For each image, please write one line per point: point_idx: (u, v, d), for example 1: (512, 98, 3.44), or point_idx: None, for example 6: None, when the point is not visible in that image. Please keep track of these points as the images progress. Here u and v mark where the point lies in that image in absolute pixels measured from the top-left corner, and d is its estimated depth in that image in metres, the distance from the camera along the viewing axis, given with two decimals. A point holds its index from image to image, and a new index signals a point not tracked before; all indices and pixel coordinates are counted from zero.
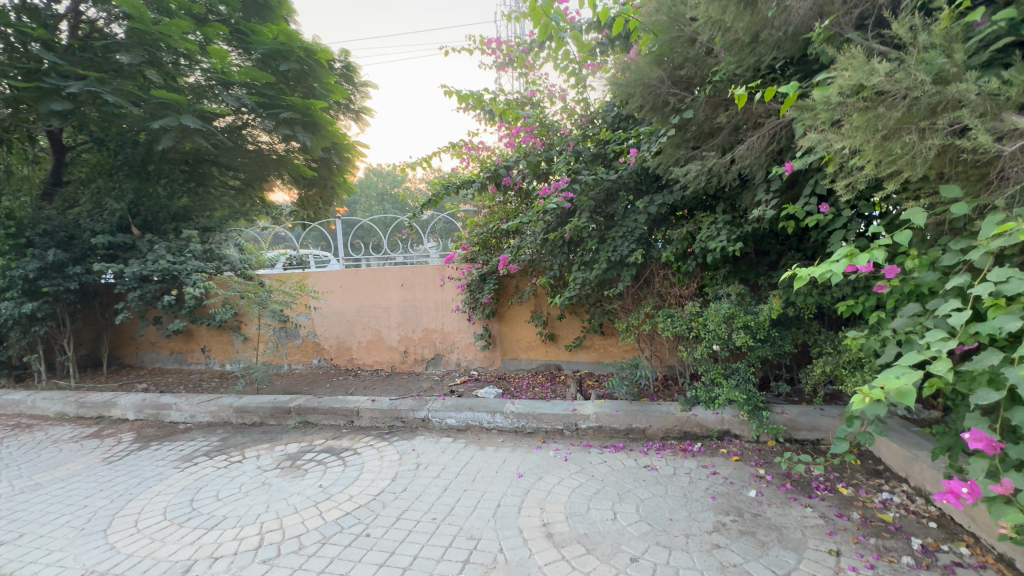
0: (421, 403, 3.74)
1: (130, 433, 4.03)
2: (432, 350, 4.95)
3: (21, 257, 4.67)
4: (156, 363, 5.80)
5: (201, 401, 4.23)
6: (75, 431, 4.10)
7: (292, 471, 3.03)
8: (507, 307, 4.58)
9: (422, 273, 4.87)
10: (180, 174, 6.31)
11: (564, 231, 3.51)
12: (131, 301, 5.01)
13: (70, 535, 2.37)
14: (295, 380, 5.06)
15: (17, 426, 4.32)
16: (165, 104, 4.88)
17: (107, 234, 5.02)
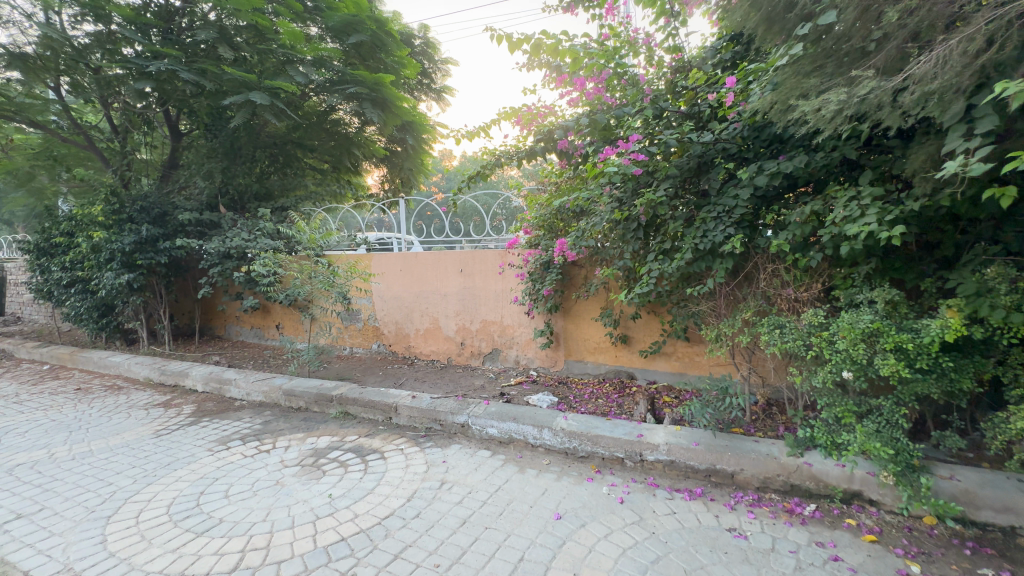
0: (462, 406, 3.29)
1: (192, 405, 4.12)
2: (489, 345, 4.49)
3: (122, 230, 5.04)
4: (239, 336, 6.07)
5: (256, 379, 4.21)
6: (151, 398, 4.31)
7: (310, 471, 2.74)
8: (574, 301, 3.96)
9: (482, 258, 4.41)
10: (266, 154, 6.55)
11: (639, 210, 2.79)
12: (213, 276, 5.22)
13: (77, 517, 2.27)
14: (352, 364, 4.92)
15: (111, 388, 4.68)
16: (240, 81, 4.96)
17: (195, 212, 5.27)
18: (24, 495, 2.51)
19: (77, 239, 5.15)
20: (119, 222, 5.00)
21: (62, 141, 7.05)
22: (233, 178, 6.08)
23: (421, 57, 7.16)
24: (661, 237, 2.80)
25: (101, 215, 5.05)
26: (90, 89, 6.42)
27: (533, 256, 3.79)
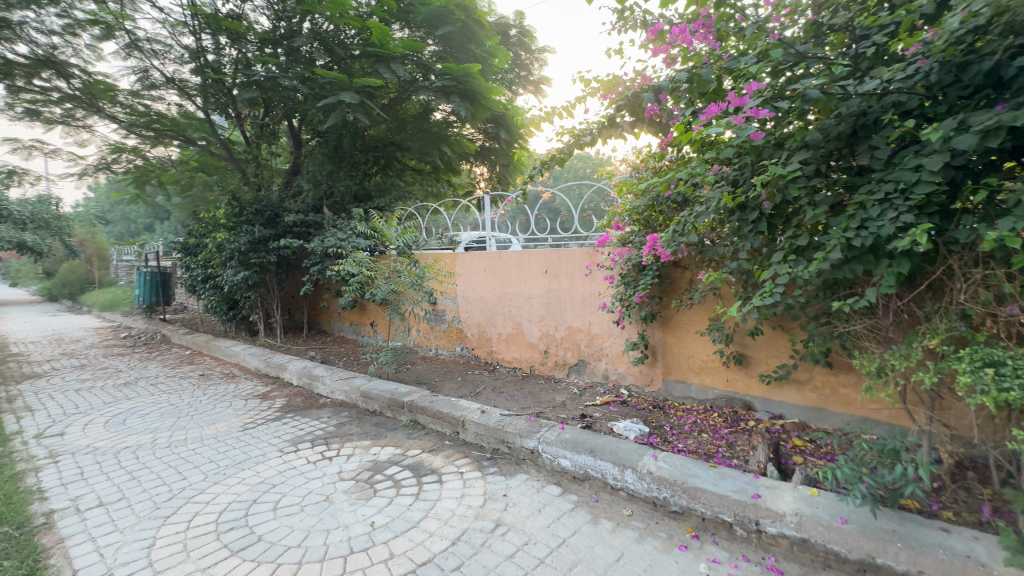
0: (533, 428, 2.86)
1: (284, 398, 4.28)
2: (574, 356, 3.99)
3: (241, 231, 5.51)
4: (340, 331, 6.34)
5: (340, 378, 4.23)
6: (254, 389, 4.59)
7: (361, 489, 2.52)
8: (675, 310, 3.28)
9: (569, 258, 3.93)
10: (369, 156, 6.85)
11: (761, 193, 2.09)
12: (313, 274, 5.47)
13: (142, 514, 2.30)
14: (434, 366, 4.77)
15: (227, 375, 5.12)
16: (335, 83, 5.27)
17: (300, 213, 5.58)
18: (114, 482, 2.65)
19: (208, 239, 5.76)
20: (239, 224, 5.48)
21: (210, 154, 8.07)
22: (337, 179, 6.35)
23: (517, 48, 6.86)
24: (793, 230, 2.08)
25: (225, 218, 5.57)
26: (229, 106, 7.22)
27: (624, 255, 3.21)
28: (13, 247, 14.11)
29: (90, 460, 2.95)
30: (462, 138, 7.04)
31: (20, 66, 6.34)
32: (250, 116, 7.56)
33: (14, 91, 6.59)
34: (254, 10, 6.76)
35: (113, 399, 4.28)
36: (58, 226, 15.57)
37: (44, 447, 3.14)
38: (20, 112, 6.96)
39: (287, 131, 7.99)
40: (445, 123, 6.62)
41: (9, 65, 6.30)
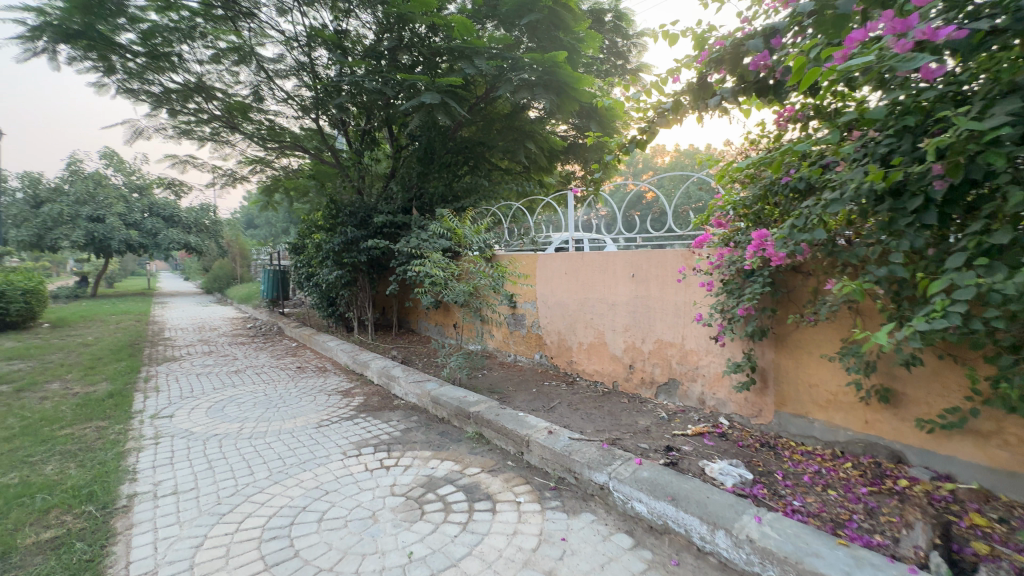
0: (605, 459, 2.44)
1: (363, 397, 4.33)
2: (663, 374, 3.45)
3: (337, 233, 5.81)
4: (426, 331, 6.40)
5: (414, 380, 4.16)
6: (339, 384, 4.74)
7: (409, 509, 2.32)
8: (793, 328, 2.63)
9: (660, 260, 3.42)
10: (459, 157, 6.84)
11: (930, 170, 1.48)
12: (399, 274, 5.54)
13: (205, 507, 2.34)
14: (510, 374, 4.50)
15: (320, 369, 5.39)
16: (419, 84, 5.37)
17: (389, 215, 5.73)
18: (193, 470, 2.78)
19: (311, 240, 6.18)
20: (335, 225, 5.80)
21: (322, 162, 8.77)
22: (426, 181, 6.41)
23: (613, 34, 6.39)
24: (983, 222, 1.44)
25: (324, 220, 5.93)
26: (336, 116, 7.73)
27: (724, 256, 2.65)
28: (183, 248, 16.96)
29: (183, 445, 3.17)
30: (549, 134, 6.79)
31: (175, 94, 7.32)
32: (353, 123, 8.04)
33: (172, 115, 7.69)
34: (361, 26, 7.05)
35: (222, 386, 4.68)
36: (213, 229, 18.33)
37: (153, 428, 3.45)
38: (177, 133, 8.13)
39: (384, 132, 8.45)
40: (533, 119, 6.42)
41: (167, 94, 7.32)
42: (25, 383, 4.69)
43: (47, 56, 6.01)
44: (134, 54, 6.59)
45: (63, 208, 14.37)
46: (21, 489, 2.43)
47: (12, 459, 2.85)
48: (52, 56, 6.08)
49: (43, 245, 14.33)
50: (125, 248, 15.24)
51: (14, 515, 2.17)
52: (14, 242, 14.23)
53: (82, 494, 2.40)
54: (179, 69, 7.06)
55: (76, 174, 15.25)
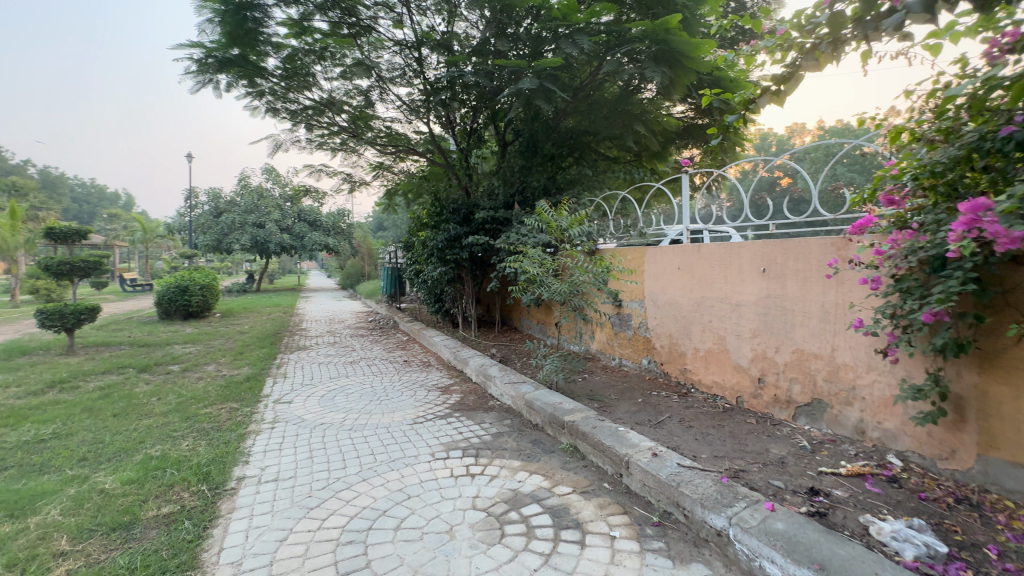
0: (724, 498, 1.96)
1: (460, 394, 4.26)
2: (805, 392, 2.78)
3: (441, 230, 5.92)
4: (528, 329, 6.23)
5: (509, 381, 3.96)
6: (439, 380, 4.77)
7: (488, 528, 2.10)
8: (1013, 342, 1.87)
9: (801, 250, 2.76)
10: (564, 147, 6.62)
11: None
12: (499, 270, 5.44)
13: (297, 498, 2.38)
14: (614, 380, 4.08)
15: (424, 364, 5.51)
16: (519, 69, 5.28)
17: (490, 211, 5.67)
18: (296, 458, 2.90)
19: (419, 238, 6.40)
20: (441, 222, 5.94)
21: (433, 164, 9.13)
22: (528, 174, 6.23)
23: None
24: None
25: (431, 218, 6.12)
26: (445, 116, 7.92)
27: (901, 243, 1.98)
28: (324, 249, 19.20)
29: (293, 432, 3.36)
30: (662, 115, 6.20)
31: (310, 110, 8.10)
32: (462, 122, 8.19)
33: (308, 129, 8.55)
34: (469, 25, 7.11)
35: (337, 376, 5.00)
36: (348, 232, 20.44)
37: (273, 413, 3.74)
38: (312, 145, 9.05)
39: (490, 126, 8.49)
40: (645, 99, 5.90)
41: (304, 111, 8.12)
42: (191, 365, 5.51)
43: (212, 86, 6.98)
44: (276, 77, 7.38)
45: (236, 217, 17.13)
46: (159, 462, 2.72)
47: (162, 433, 3.26)
48: (215, 86, 7.05)
49: (222, 248, 17.24)
50: (280, 250, 17.70)
51: (147, 487, 2.42)
52: (203, 246, 17.34)
53: (201, 473, 2.61)
54: (313, 87, 7.75)
55: (247, 188, 18.10)
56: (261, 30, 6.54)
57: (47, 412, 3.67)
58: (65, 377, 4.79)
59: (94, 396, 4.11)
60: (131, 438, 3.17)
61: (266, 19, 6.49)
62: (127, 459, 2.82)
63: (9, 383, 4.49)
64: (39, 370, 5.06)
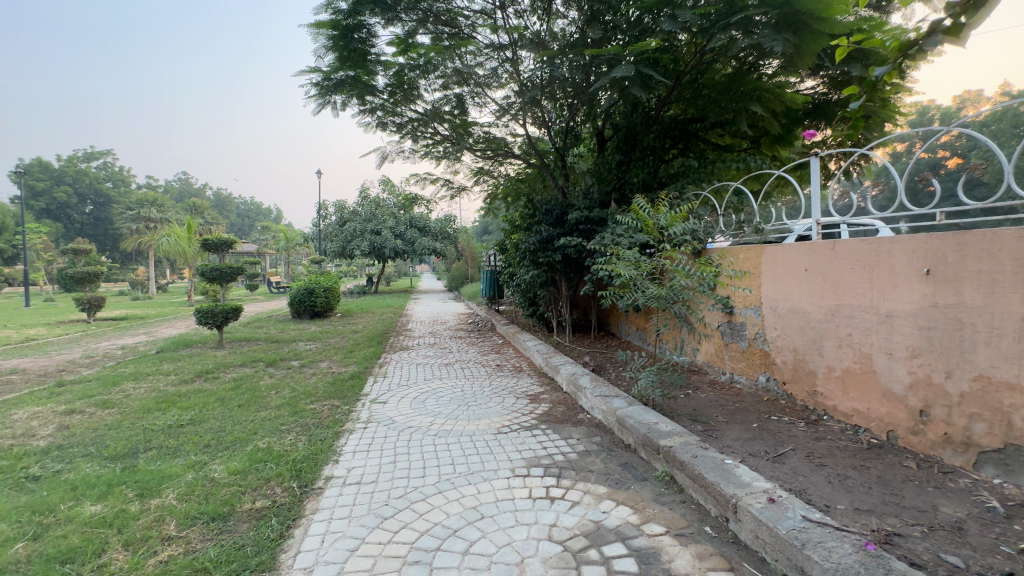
0: (870, 573, 1.49)
1: (549, 404, 4.05)
2: (992, 434, 2.09)
3: (535, 232, 5.79)
4: (627, 336, 5.82)
5: (600, 394, 3.65)
6: (529, 387, 4.60)
7: (563, 566, 1.85)
8: None
9: (987, 246, 2.09)
10: (667, 139, 6.09)
11: None
12: (594, 273, 5.13)
13: (374, 505, 2.37)
14: (723, 398, 3.56)
15: (516, 369, 5.40)
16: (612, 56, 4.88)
17: (585, 210, 5.38)
18: (380, 462, 2.92)
19: (513, 241, 6.35)
20: (534, 224, 5.81)
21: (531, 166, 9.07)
22: (626, 170, 5.83)
23: None
24: None
25: (524, 220, 6.03)
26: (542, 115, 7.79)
27: None
28: (432, 254, 20.33)
29: (382, 433, 3.43)
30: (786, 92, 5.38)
31: (414, 122, 8.52)
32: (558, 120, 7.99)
33: (414, 140, 9.00)
34: (565, 21, 6.90)
35: (431, 378, 5.10)
36: (454, 237, 21.41)
37: (367, 412, 3.89)
38: (418, 155, 9.53)
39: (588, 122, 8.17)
40: (764, 76, 5.17)
41: (409, 123, 8.56)
42: (308, 361, 6.05)
43: (330, 107, 7.64)
44: (384, 93, 7.84)
45: (357, 226, 18.87)
46: (263, 455, 2.93)
47: (272, 426, 3.54)
48: (332, 106, 7.72)
49: (345, 254, 19.11)
50: (394, 255, 19.13)
51: (248, 479, 2.59)
52: (331, 253, 19.38)
53: (295, 469, 2.74)
54: (416, 100, 8.12)
55: (366, 199, 19.86)
56: (368, 51, 6.95)
57: (190, 399, 4.23)
58: (210, 368, 5.53)
59: (228, 387, 4.66)
60: (247, 429, 3.48)
61: (373, 40, 6.89)
62: (239, 449, 3.08)
63: (170, 372, 5.30)
64: (194, 361, 5.92)
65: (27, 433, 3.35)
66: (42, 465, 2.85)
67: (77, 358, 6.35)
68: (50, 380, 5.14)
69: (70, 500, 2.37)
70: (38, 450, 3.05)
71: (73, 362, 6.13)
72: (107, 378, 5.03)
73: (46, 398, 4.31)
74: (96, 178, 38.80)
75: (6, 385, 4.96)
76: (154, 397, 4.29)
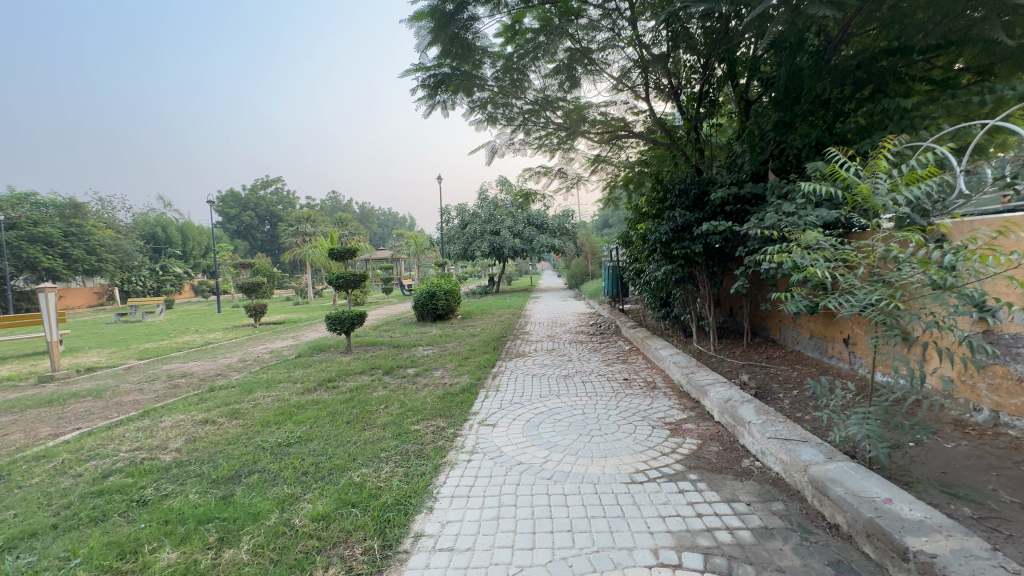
0: None
1: (697, 439, 3.12)
2: None
3: (667, 219, 4.81)
4: (795, 345, 4.56)
5: (776, 435, 2.62)
6: (668, 413, 3.69)
7: None
8: None
9: None
10: (847, 85, 4.61)
11: None
12: (749, 266, 4.01)
13: None
14: (989, 454, 2.29)
15: (649, 385, 4.48)
16: None
17: (733, 187, 4.26)
18: (481, 517, 2.33)
19: (639, 232, 5.43)
20: (665, 210, 4.86)
21: (656, 145, 7.96)
22: (788, 132, 4.55)
23: None
24: None
25: (653, 206, 5.10)
26: (666, 67, 6.76)
27: None
28: (551, 251, 19.86)
29: (488, 471, 2.85)
30: None
31: (525, 113, 8.03)
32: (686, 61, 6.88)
33: (525, 133, 8.49)
34: None
35: (548, 394, 4.46)
36: (573, 232, 20.65)
37: (474, 439, 3.38)
38: (530, 149, 9.01)
39: (727, 82, 6.82)
40: None
41: (520, 114, 8.08)
42: (423, 369, 5.85)
43: (439, 107, 7.51)
44: (493, 86, 7.35)
45: (477, 227, 19.17)
46: (353, 494, 2.55)
47: (372, 451, 3.21)
48: (443, 106, 7.58)
49: (467, 255, 19.58)
50: (513, 254, 19.11)
51: (328, 530, 2.20)
52: (454, 255, 20.03)
53: (381, 519, 2.29)
54: (526, 90, 7.59)
55: (485, 200, 20.07)
56: (473, 41, 6.45)
57: (305, 412, 4.17)
58: (333, 376, 5.60)
59: (342, 399, 4.56)
60: (348, 453, 3.20)
61: (477, 27, 6.33)
62: (332, 482, 2.76)
63: (298, 380, 5.46)
64: (321, 367, 6.11)
65: (160, 446, 3.48)
66: (156, 485, 2.84)
67: (233, 362, 7.03)
68: (205, 385, 5.64)
69: (157, 539, 2.20)
70: (161, 467, 3.09)
71: (229, 366, 6.78)
72: (246, 385, 5.34)
73: (192, 405, 4.64)
74: (270, 202, 46.10)
75: (173, 389, 5.56)
76: (275, 408, 4.33)
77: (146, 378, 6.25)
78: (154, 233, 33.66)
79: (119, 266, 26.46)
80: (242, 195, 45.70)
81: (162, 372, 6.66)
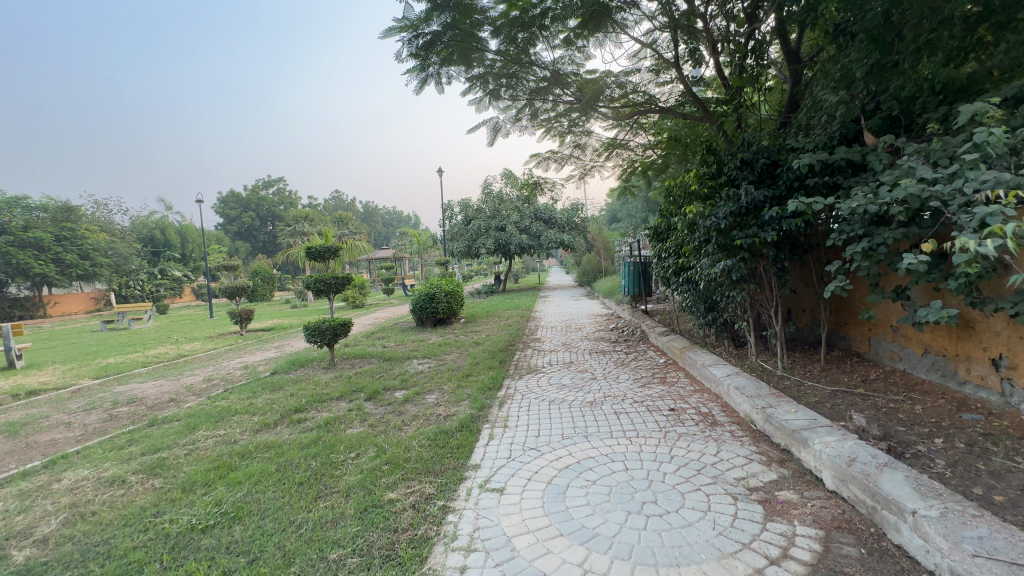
0: None
1: (814, 528, 2.02)
2: None
3: (723, 199, 3.71)
4: (896, 363, 3.50)
5: (987, 551, 1.52)
6: (748, 469, 2.60)
7: None
8: None
9: None
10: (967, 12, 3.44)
11: None
12: (850, 258, 2.91)
13: None
14: None
15: (706, 420, 3.39)
16: None
17: (820, 153, 3.15)
18: None
19: (680, 218, 4.34)
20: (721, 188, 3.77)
21: (686, 122, 6.82)
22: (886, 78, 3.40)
23: None
24: None
25: (700, 183, 4.00)
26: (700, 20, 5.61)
27: None
28: (560, 247, 18.69)
29: None
30: None
31: (533, 91, 6.93)
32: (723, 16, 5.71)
33: (532, 112, 7.37)
34: None
35: (573, 433, 3.36)
36: (583, 227, 19.50)
37: (472, 521, 2.30)
38: (538, 132, 7.90)
39: (774, 39, 5.66)
40: None
41: (527, 92, 6.97)
42: (414, 392, 4.75)
43: (433, 81, 6.43)
44: (496, 57, 6.25)
45: (482, 223, 18.07)
46: None
47: (315, 547, 2.12)
48: (437, 80, 6.50)
49: (471, 254, 18.50)
50: (520, 251, 18.00)
51: None
52: (457, 253, 18.92)
53: None
54: (533, 66, 6.54)
55: (489, 195, 18.96)
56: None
57: (248, 466, 3.10)
58: (303, 404, 4.55)
59: (303, 442, 3.51)
60: (281, 551, 2.13)
61: None
62: None
63: (258, 410, 4.39)
64: (292, 391, 5.04)
65: (26, 530, 2.44)
66: None
67: (196, 382, 5.99)
68: (148, 416, 4.61)
69: None
70: None
71: (188, 388, 5.73)
72: (193, 418, 4.28)
73: (113, 451, 3.60)
74: (272, 203, 45.32)
75: (109, 422, 4.52)
76: (212, 459, 3.26)
77: (86, 405, 5.23)
78: (153, 236, 32.96)
79: (115, 271, 25.72)
80: (243, 197, 44.94)
81: (111, 396, 5.64)
